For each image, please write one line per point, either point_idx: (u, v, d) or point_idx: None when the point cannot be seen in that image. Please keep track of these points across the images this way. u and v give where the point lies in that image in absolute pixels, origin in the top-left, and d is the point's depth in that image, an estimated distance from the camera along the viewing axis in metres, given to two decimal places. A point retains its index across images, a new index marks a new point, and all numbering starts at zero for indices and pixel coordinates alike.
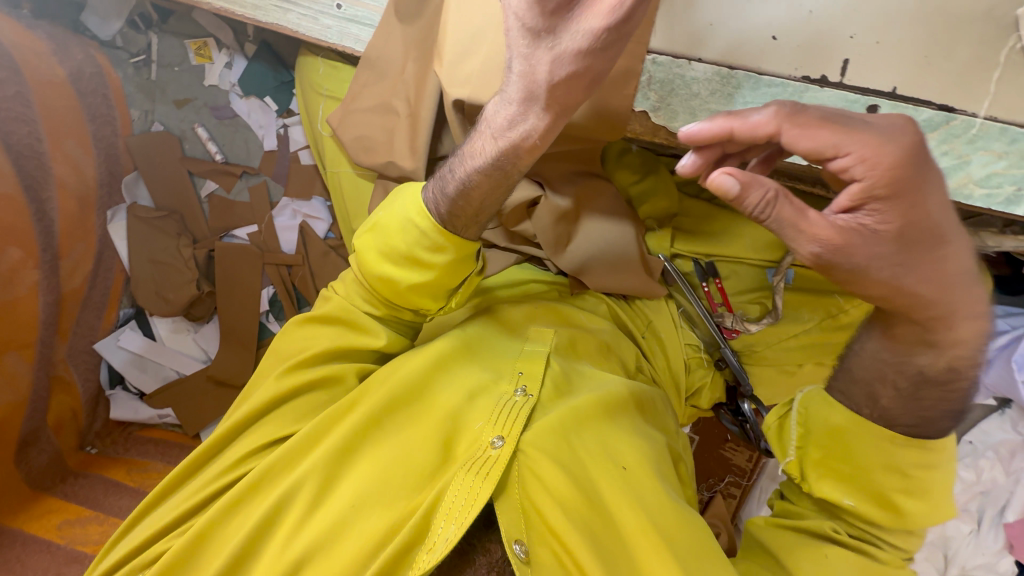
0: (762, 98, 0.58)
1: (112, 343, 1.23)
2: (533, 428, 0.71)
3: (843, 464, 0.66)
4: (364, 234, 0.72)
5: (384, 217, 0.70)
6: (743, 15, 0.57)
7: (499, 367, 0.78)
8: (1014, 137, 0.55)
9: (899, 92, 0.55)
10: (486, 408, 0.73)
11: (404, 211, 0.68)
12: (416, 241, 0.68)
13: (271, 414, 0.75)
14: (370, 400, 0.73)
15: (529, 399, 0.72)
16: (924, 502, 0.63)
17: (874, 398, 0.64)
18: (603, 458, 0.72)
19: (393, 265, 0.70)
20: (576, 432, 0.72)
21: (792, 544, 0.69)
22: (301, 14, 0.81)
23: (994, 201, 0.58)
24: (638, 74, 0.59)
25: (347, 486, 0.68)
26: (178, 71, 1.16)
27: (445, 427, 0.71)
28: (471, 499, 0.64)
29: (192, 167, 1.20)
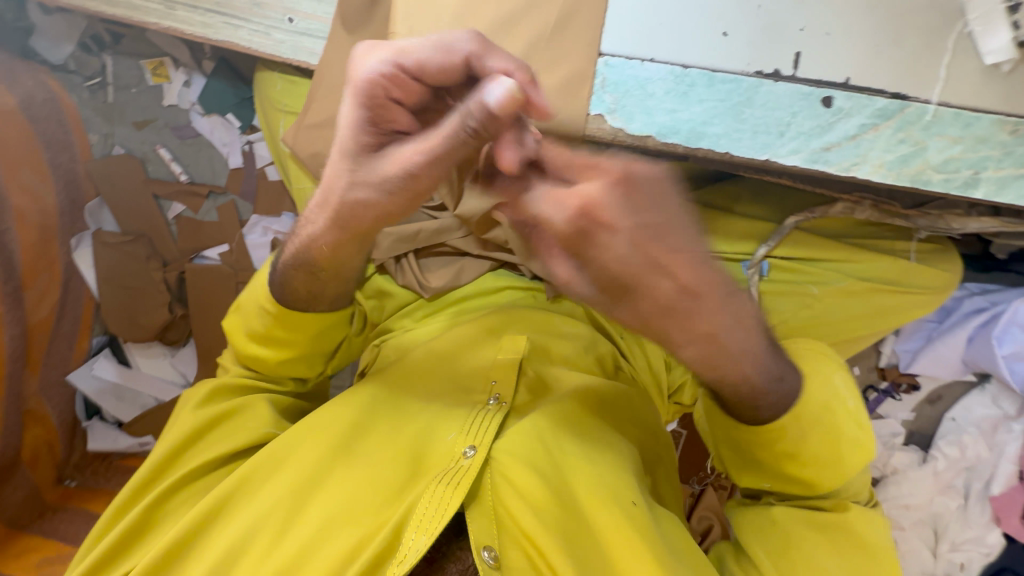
0: (717, 95, 0.56)
1: (85, 372, 1.20)
2: (505, 437, 0.71)
3: (742, 458, 0.69)
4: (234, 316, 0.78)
5: (243, 307, 0.75)
6: (694, 12, 0.56)
7: (473, 377, 0.79)
8: (966, 121, 0.55)
9: (852, 82, 0.55)
10: (459, 417, 0.73)
11: (255, 298, 0.73)
12: (270, 320, 0.72)
13: (220, 431, 0.75)
14: (342, 420, 0.73)
15: (502, 407, 0.74)
16: (824, 464, 0.65)
17: (730, 407, 0.63)
18: (582, 461, 0.71)
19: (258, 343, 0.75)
20: (552, 436, 0.72)
21: (751, 519, 0.72)
22: (252, 30, 0.78)
23: (953, 184, 0.57)
24: (591, 77, 0.58)
25: (317, 505, 0.67)
26: (136, 93, 1.14)
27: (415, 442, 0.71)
28: (441, 511, 0.63)
29: (158, 190, 1.18)
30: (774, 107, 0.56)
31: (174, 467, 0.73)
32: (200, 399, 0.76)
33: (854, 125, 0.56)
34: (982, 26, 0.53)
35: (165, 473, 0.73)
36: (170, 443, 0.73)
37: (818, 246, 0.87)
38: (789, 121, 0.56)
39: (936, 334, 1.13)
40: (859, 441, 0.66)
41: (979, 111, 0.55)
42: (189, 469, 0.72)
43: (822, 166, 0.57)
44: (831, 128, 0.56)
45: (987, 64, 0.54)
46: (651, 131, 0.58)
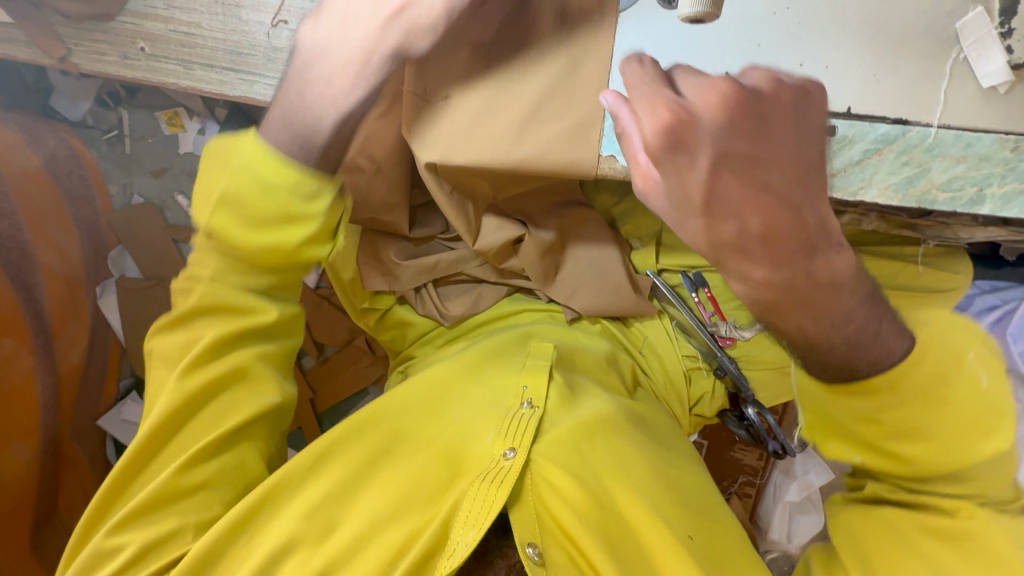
0: None
1: (115, 416, 1.25)
2: (545, 439, 0.72)
3: (833, 425, 0.65)
4: (211, 209, 0.62)
5: (226, 194, 0.61)
6: (697, 53, 0.57)
7: (504, 384, 0.79)
8: (967, 141, 0.57)
9: (854, 110, 0.57)
10: (494, 420, 0.74)
11: (252, 172, 0.60)
12: (272, 197, 0.61)
13: (213, 406, 0.69)
14: (380, 423, 0.74)
15: (536, 411, 0.74)
16: (926, 441, 0.60)
17: (824, 364, 0.58)
18: (617, 465, 0.72)
19: (256, 232, 0.63)
20: (588, 439, 0.74)
21: (848, 510, 0.68)
22: (268, 84, 0.80)
23: (958, 202, 0.59)
24: (601, 121, 0.59)
25: (364, 503, 0.69)
26: (152, 143, 1.18)
27: (454, 442, 0.73)
28: (484, 510, 0.64)
29: (177, 234, 1.21)
30: None
31: (171, 448, 0.67)
32: (186, 365, 0.67)
33: (858, 150, 0.58)
34: (976, 51, 0.55)
35: (157, 458, 0.67)
36: (157, 421, 0.66)
37: None
38: None
39: None
40: (983, 420, 0.60)
41: (979, 131, 0.57)
42: (188, 455, 0.66)
43: (828, 190, 0.60)
44: (835, 155, 0.59)
45: (983, 87, 0.56)
46: None
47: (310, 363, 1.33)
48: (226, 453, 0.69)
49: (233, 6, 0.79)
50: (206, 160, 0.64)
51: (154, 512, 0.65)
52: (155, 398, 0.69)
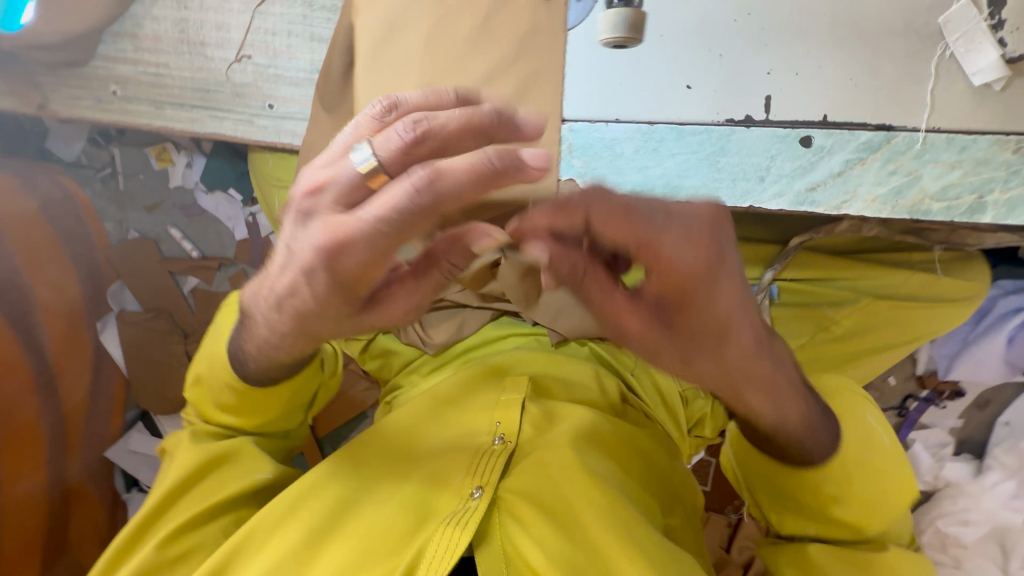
0: (688, 147, 0.54)
1: (122, 447, 1.27)
2: (512, 476, 0.73)
3: (776, 499, 0.65)
4: (194, 385, 0.77)
5: (207, 381, 0.74)
6: (656, 65, 0.53)
7: (477, 421, 0.79)
8: (961, 145, 0.52)
9: (830, 118, 0.52)
10: (464, 459, 0.74)
11: (218, 367, 0.72)
12: (232, 396, 0.72)
13: (205, 485, 0.73)
14: (350, 468, 0.75)
15: (507, 446, 0.74)
16: (866, 490, 0.61)
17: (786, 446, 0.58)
18: (591, 492, 0.70)
19: (223, 412, 0.75)
20: (556, 469, 0.73)
21: (780, 550, 0.65)
22: (235, 120, 0.81)
23: (956, 212, 0.53)
24: (557, 145, 0.55)
25: (332, 550, 0.68)
26: (144, 178, 1.19)
27: (425, 484, 0.72)
28: (450, 553, 0.63)
29: (172, 266, 1.23)
30: (749, 153, 0.54)
31: (172, 514, 0.71)
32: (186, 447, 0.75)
33: (838, 161, 0.53)
34: (965, 46, 0.49)
35: (148, 532, 0.71)
36: (152, 503, 0.71)
37: (828, 267, 0.84)
38: (768, 167, 0.54)
39: (971, 338, 1.05)
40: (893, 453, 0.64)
41: (974, 132, 0.51)
42: (176, 524, 0.70)
43: (809, 207, 0.55)
44: (813, 167, 0.54)
45: (976, 84, 0.50)
46: (624, 192, 0.56)
47: None
48: (220, 517, 0.73)
49: (198, 44, 0.79)
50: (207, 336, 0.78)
51: None
52: (159, 480, 0.75)
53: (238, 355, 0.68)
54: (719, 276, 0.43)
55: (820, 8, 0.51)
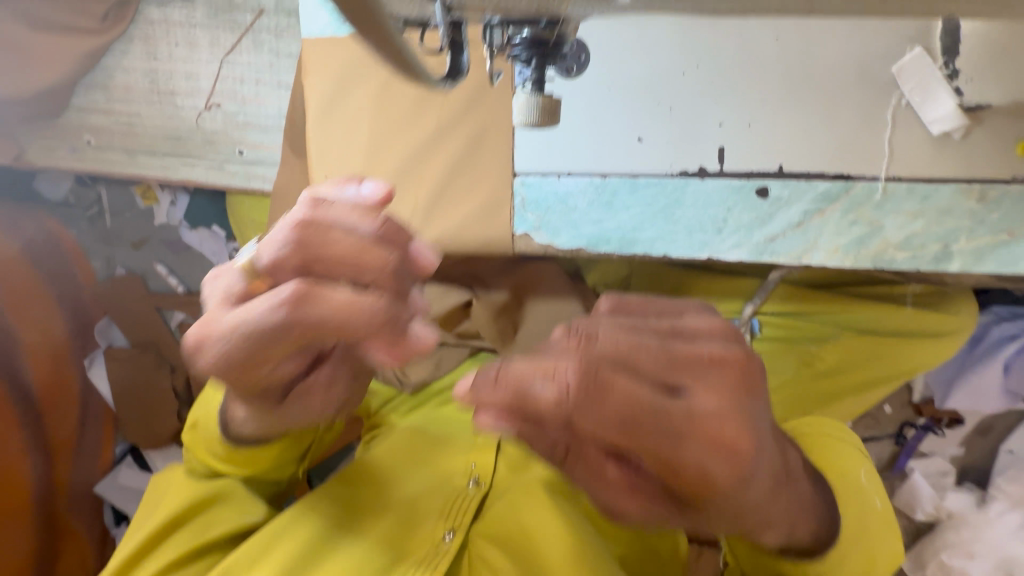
0: (642, 200, 0.53)
1: (111, 482, 1.25)
2: (483, 518, 0.74)
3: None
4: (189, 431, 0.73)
5: (203, 431, 0.70)
6: (606, 117, 0.53)
7: (454, 462, 0.79)
8: (923, 194, 0.50)
9: (786, 169, 0.51)
10: (438, 502, 0.74)
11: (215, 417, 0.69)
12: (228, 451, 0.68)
13: (189, 527, 0.72)
14: (327, 508, 0.72)
15: (481, 489, 0.75)
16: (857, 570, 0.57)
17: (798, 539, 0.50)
18: (564, 536, 0.67)
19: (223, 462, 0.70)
20: (526, 511, 0.72)
21: None
22: (207, 166, 0.82)
23: (921, 261, 0.52)
24: (509, 201, 0.55)
25: None
26: (130, 217, 1.20)
27: (399, 524, 0.72)
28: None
29: (159, 302, 1.22)
30: (705, 205, 0.53)
31: (152, 554, 0.70)
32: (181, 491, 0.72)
33: (797, 212, 0.52)
34: (921, 96, 0.48)
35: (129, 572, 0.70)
36: (136, 544, 0.70)
37: (811, 301, 0.81)
38: (725, 218, 0.53)
39: (967, 365, 1.02)
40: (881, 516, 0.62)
41: (935, 181, 0.50)
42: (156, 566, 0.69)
43: (769, 258, 0.54)
44: (771, 218, 0.53)
45: (934, 133, 0.48)
46: (579, 244, 0.55)
47: None
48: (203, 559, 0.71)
49: (168, 93, 0.81)
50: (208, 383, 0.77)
51: None
52: (147, 519, 0.74)
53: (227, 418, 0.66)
54: (753, 476, 0.31)
55: (772, 57, 0.50)
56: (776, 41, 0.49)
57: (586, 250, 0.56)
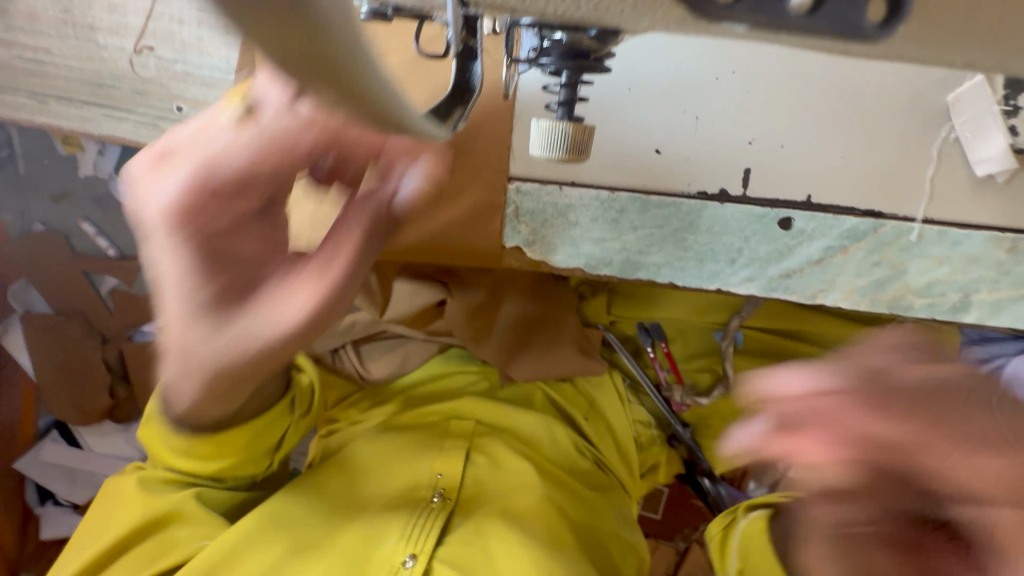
0: (652, 221, 0.47)
1: (33, 458, 1.17)
2: (446, 544, 0.65)
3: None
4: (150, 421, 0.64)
5: (158, 421, 0.61)
6: (623, 121, 0.45)
7: (416, 473, 0.72)
8: (953, 240, 0.46)
9: (813, 200, 0.46)
10: (400, 519, 0.66)
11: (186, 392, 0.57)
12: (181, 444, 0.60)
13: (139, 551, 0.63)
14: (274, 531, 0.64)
15: (446, 506, 0.68)
16: None
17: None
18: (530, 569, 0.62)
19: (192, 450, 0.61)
20: (488, 539, 0.66)
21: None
22: (138, 121, 0.68)
23: (938, 309, 0.49)
24: (498, 210, 0.47)
25: None
26: (49, 165, 1.02)
27: (354, 552, 0.63)
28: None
29: (86, 266, 1.09)
30: (721, 233, 0.47)
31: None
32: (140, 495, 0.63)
33: (819, 248, 0.47)
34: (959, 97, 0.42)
35: None
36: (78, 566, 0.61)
37: (796, 321, 0.81)
38: (740, 249, 0.48)
39: None
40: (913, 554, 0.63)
41: (968, 227, 0.45)
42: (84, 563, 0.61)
43: (782, 294, 0.49)
44: (790, 252, 0.47)
45: (978, 174, 0.44)
46: (577, 264, 0.49)
47: None
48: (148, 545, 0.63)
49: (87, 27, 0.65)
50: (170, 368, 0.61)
51: None
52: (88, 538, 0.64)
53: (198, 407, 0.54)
54: None
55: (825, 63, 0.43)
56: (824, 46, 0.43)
57: (583, 271, 0.50)
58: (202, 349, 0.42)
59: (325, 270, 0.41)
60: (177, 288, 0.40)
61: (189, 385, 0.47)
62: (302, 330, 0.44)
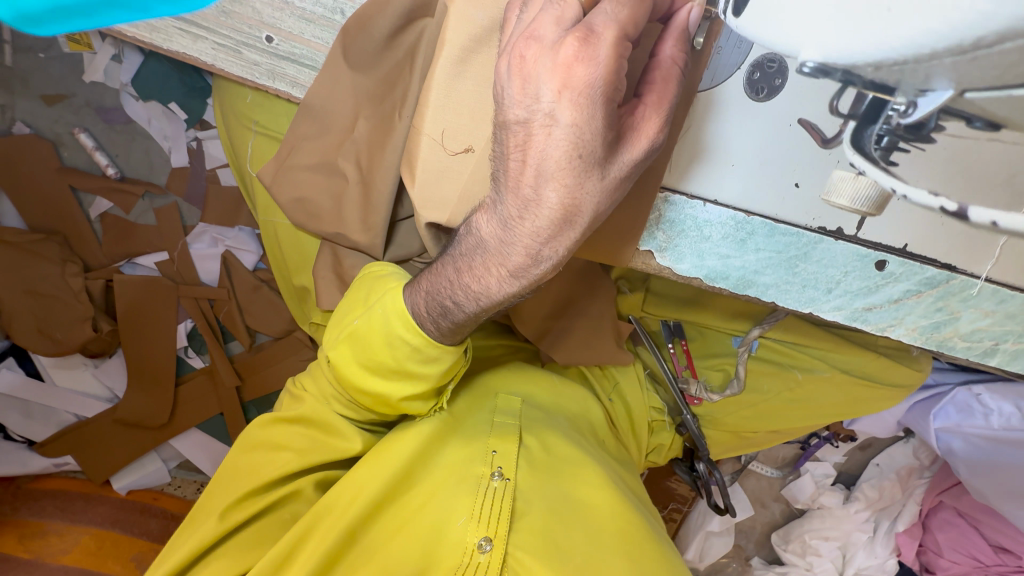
0: (775, 247, 0.51)
1: None
2: (516, 526, 0.69)
3: None
4: (340, 344, 0.57)
5: (355, 348, 0.56)
6: (774, 151, 0.48)
7: (473, 452, 0.73)
8: (1002, 298, 0.54)
9: (908, 249, 0.52)
10: (465, 499, 0.69)
11: (386, 321, 0.53)
12: (406, 354, 0.54)
13: (260, 525, 0.68)
14: (342, 510, 0.66)
15: (507, 486, 0.70)
16: None
17: None
18: (591, 548, 0.69)
19: (372, 379, 0.56)
20: (555, 527, 0.70)
21: None
22: (217, 44, 0.64)
23: (973, 351, 0.58)
24: (645, 212, 0.51)
25: None
26: (45, 60, 0.88)
27: (426, 536, 0.67)
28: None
29: (75, 182, 0.97)
30: (828, 265, 0.53)
31: (195, 568, 0.65)
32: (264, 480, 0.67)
33: (900, 289, 0.54)
34: None
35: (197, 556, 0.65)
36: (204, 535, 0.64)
37: (806, 337, 0.91)
38: (839, 280, 0.54)
39: None
40: None
41: (1016, 289, 0.54)
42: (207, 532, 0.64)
43: (860, 324, 0.56)
44: (877, 289, 0.54)
45: None
46: (698, 274, 0.53)
47: (237, 349, 1.14)
48: (267, 518, 0.69)
49: None
50: (356, 286, 0.60)
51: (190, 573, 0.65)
52: (206, 508, 0.68)
53: (440, 314, 0.51)
54: None
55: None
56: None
57: (699, 280, 0.54)
58: (587, 201, 0.42)
59: (662, 102, 0.41)
60: (558, 154, 0.40)
61: (497, 273, 0.46)
62: (650, 160, 0.44)
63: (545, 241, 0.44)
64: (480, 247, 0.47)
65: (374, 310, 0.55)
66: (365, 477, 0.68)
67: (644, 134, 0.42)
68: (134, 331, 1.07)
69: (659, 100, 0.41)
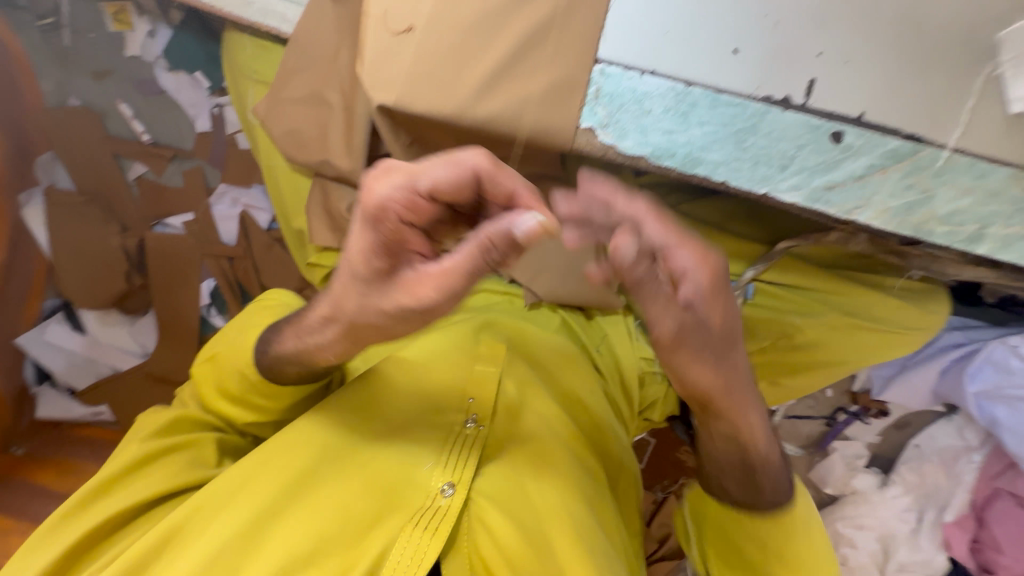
0: (719, 119, 0.51)
1: (37, 337, 1.16)
2: (483, 473, 0.69)
3: None
4: (204, 361, 0.75)
5: (214, 364, 0.73)
6: (705, 18, 0.51)
7: (449, 395, 0.74)
8: (980, 171, 0.51)
9: (866, 117, 0.51)
10: (433, 445, 0.70)
11: (237, 345, 0.70)
12: (242, 384, 0.70)
13: (175, 461, 0.72)
14: (306, 446, 0.68)
15: (479, 433, 0.70)
16: None
17: None
18: (560, 508, 0.69)
19: (222, 399, 0.73)
20: (526, 481, 0.70)
21: None
22: None
23: (956, 238, 0.53)
24: (582, 86, 0.53)
25: (285, 532, 0.64)
26: (94, 39, 1.03)
27: (390, 475, 0.68)
28: (415, 557, 0.64)
29: (118, 149, 1.09)
30: (778, 139, 0.52)
31: (119, 484, 0.70)
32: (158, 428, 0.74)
33: (862, 164, 0.52)
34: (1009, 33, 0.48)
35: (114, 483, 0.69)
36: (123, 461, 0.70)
37: (804, 277, 0.88)
38: (793, 155, 0.52)
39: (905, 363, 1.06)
40: None
41: (995, 162, 0.50)
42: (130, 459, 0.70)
43: (822, 207, 0.53)
44: (837, 166, 0.52)
45: (1011, 113, 0.49)
46: (643, 152, 0.53)
47: None
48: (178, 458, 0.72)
49: None
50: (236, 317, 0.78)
51: (97, 496, 0.68)
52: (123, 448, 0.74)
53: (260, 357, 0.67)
54: None
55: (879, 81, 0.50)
56: (890, 74, 0.50)
57: (646, 161, 0.54)
58: (355, 306, 0.50)
59: None
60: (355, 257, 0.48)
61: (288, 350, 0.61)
62: (424, 310, 0.48)
63: (327, 340, 0.57)
64: (295, 322, 0.62)
65: (240, 337, 0.71)
66: (337, 416, 0.71)
67: (416, 290, 0.47)
68: (162, 287, 1.17)
69: (441, 268, 0.46)
